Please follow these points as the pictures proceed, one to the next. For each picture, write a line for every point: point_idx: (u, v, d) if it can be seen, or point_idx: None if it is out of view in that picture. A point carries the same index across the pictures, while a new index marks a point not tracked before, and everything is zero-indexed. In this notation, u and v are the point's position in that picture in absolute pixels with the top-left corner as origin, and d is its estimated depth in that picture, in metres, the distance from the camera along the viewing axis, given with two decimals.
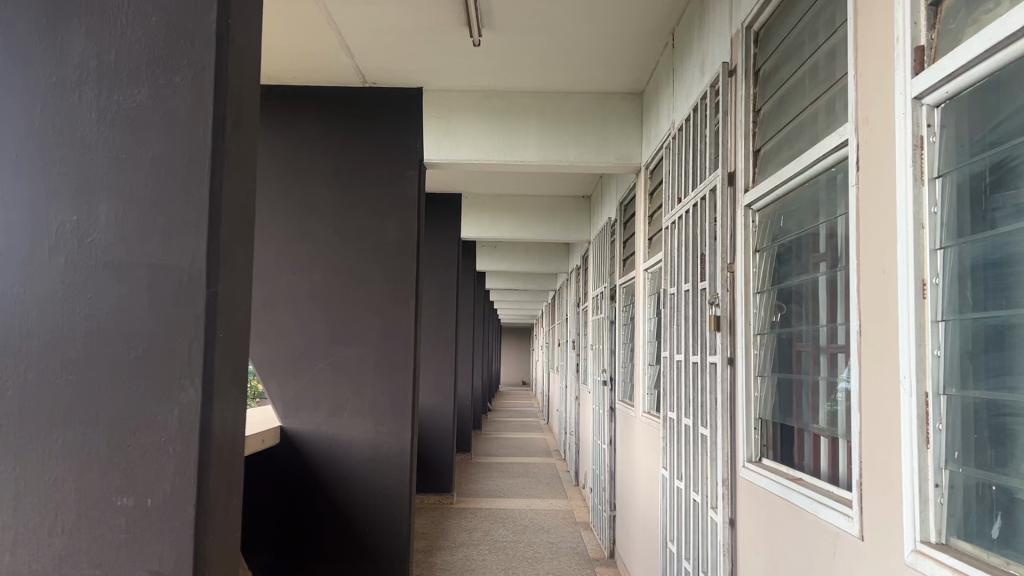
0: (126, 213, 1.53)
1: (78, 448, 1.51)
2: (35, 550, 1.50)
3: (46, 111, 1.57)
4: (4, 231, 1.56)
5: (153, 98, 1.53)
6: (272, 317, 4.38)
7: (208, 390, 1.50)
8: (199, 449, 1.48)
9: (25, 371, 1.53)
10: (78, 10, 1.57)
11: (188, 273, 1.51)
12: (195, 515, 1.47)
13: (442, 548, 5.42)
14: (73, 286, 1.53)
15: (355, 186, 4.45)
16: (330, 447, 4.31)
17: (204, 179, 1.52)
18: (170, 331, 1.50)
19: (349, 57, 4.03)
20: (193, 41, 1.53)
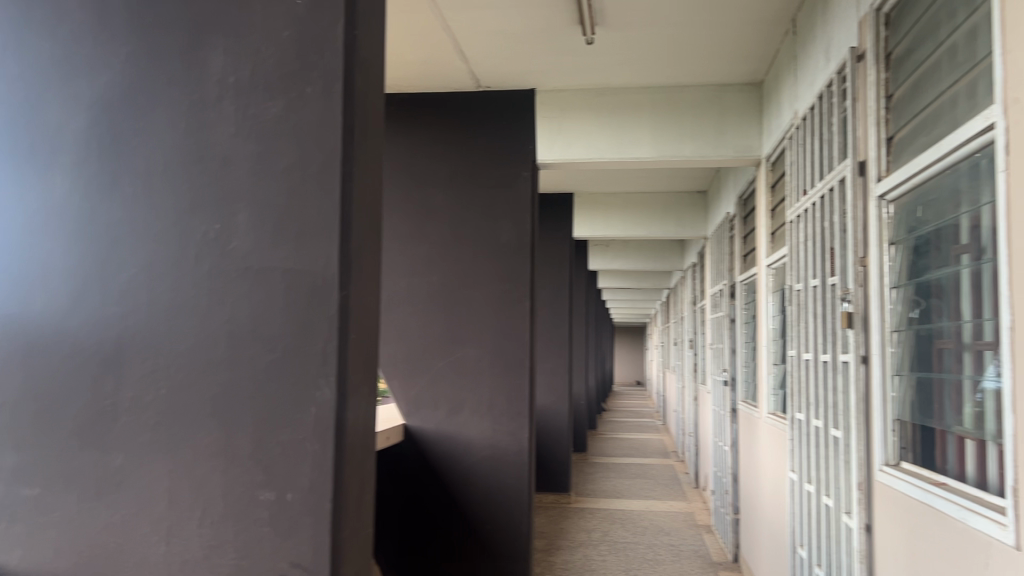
0: (264, 220, 1.59)
1: (224, 445, 1.58)
2: (186, 541, 1.59)
3: (190, 126, 1.64)
4: (151, 240, 1.64)
5: (286, 111, 1.59)
6: (393, 319, 4.49)
7: (342, 388, 1.55)
8: (335, 446, 1.53)
9: (174, 372, 1.61)
10: (214, 28, 1.64)
11: (322, 276, 1.56)
12: (332, 510, 1.52)
13: (562, 547, 5.43)
14: (215, 292, 1.60)
15: (470, 188, 4.49)
16: (450, 446, 4.38)
17: (335, 186, 1.56)
18: (304, 332, 1.56)
19: (463, 62, 4.09)
20: (323, 54, 1.58)
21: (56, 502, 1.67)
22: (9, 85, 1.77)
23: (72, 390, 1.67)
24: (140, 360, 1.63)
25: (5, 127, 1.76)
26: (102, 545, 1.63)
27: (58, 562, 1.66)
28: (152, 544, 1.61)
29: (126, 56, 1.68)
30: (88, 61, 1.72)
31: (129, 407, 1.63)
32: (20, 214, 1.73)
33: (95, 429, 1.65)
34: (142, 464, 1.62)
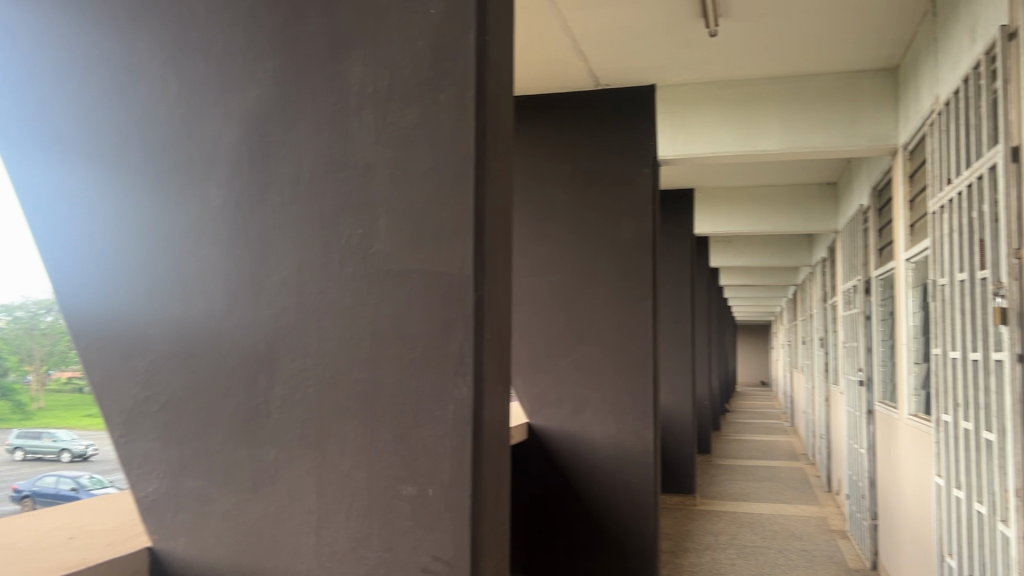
0: (403, 224, 1.65)
1: (369, 441, 1.64)
2: (335, 532, 1.66)
3: (332, 136, 1.71)
4: (299, 245, 1.72)
5: (423, 118, 1.64)
6: (519, 318, 4.53)
7: (479, 386, 1.58)
8: (473, 442, 1.57)
9: (321, 371, 1.69)
10: (352, 41, 1.69)
11: (457, 277, 1.60)
12: (472, 505, 1.56)
13: (689, 549, 5.34)
14: (358, 294, 1.67)
15: (590, 186, 4.48)
16: (575, 444, 4.39)
17: (470, 189, 1.60)
18: (442, 332, 1.60)
19: (583, 61, 4.08)
20: (456, 61, 1.62)
21: (215, 493, 1.78)
22: (161, 103, 1.85)
23: (229, 389, 1.77)
24: (291, 360, 1.71)
25: (157, 143, 1.85)
26: (258, 536, 1.73)
27: (219, 550, 1.77)
28: (303, 534, 1.69)
29: (274, 71, 1.75)
30: (235, 77, 1.79)
31: (281, 404, 1.72)
32: (177, 225, 1.83)
33: (250, 425, 1.75)
34: (294, 459, 1.70)
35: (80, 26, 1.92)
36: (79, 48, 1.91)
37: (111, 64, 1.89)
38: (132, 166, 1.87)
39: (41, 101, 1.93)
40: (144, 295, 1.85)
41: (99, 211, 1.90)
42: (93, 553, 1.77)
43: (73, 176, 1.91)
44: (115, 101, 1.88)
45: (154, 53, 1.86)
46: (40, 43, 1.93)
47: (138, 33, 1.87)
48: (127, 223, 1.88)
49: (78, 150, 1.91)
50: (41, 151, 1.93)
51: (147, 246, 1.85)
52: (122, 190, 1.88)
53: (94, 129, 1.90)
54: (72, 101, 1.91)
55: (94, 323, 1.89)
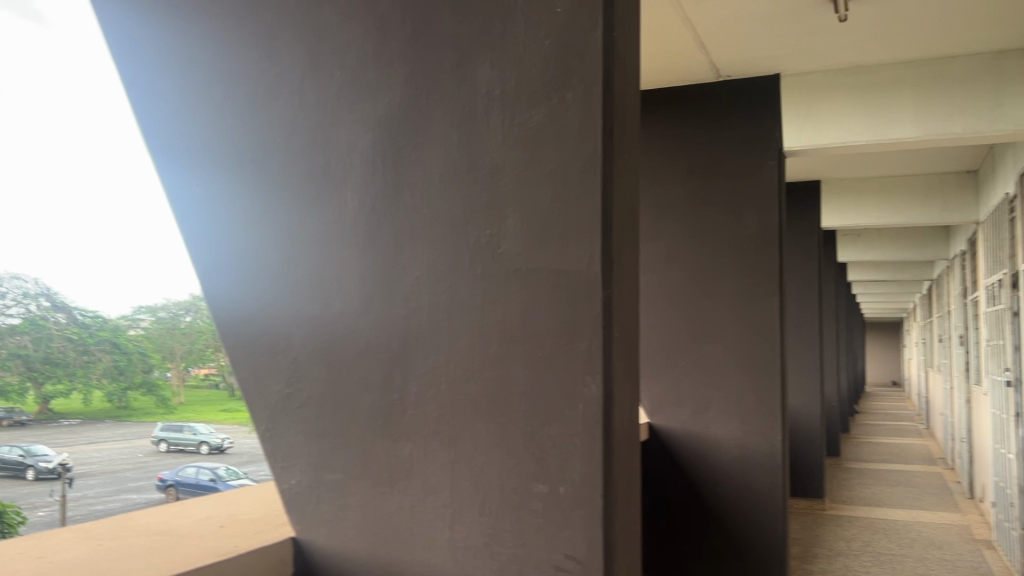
0: (531, 225, 1.65)
1: (500, 438, 1.66)
2: (468, 527, 1.69)
3: (461, 139, 1.73)
4: (431, 246, 1.76)
5: (549, 118, 1.64)
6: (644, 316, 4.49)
7: (609, 384, 1.58)
8: (603, 441, 1.56)
9: (453, 370, 1.72)
10: (479, 44, 1.71)
11: (585, 275, 1.59)
12: (603, 503, 1.55)
13: (820, 556, 5.15)
14: (489, 293, 1.69)
15: (711, 181, 4.37)
16: (699, 445, 4.30)
17: (597, 187, 1.59)
18: (571, 331, 1.60)
19: (703, 54, 4.00)
20: (582, 59, 1.61)
21: (354, 486, 1.85)
22: (297, 112, 1.92)
23: (366, 385, 1.83)
24: (424, 358, 1.76)
25: (293, 150, 1.92)
26: (394, 529, 1.78)
27: (358, 542, 1.84)
28: (437, 529, 1.73)
29: (405, 77, 1.80)
30: (368, 84, 1.84)
31: (416, 400, 1.76)
32: (315, 228, 1.91)
33: (386, 422, 1.80)
34: (428, 455, 1.74)
35: (219, 41, 2.00)
36: (218, 63, 2.00)
37: (248, 78, 1.97)
38: (271, 174, 1.95)
39: (185, 114, 2.04)
40: (285, 296, 1.94)
41: (243, 217, 1.99)
42: (241, 540, 1.87)
43: (217, 185, 2.01)
44: (253, 113, 1.97)
45: (288, 65, 1.92)
46: (183, 60, 2.03)
47: (272, 46, 1.94)
48: (268, 228, 1.96)
49: (221, 159, 2.01)
50: (188, 162, 2.05)
51: (287, 249, 1.94)
52: (262, 195, 1.96)
53: (235, 139, 1.99)
54: (213, 114, 2.01)
55: (240, 323, 1.99)
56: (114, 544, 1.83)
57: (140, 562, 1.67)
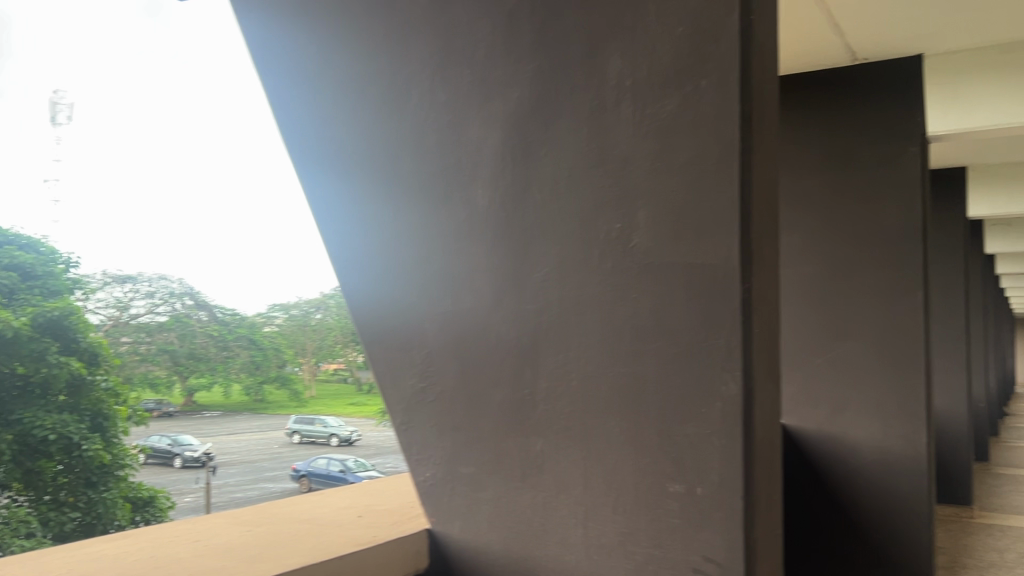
0: (663, 217, 1.58)
1: (634, 435, 1.62)
2: (602, 525, 1.66)
3: (590, 131, 1.68)
4: (561, 242, 1.72)
5: (684, 106, 1.55)
6: (784, 312, 4.29)
7: (749, 383, 1.48)
8: (743, 442, 1.48)
9: (584, 365, 1.69)
10: (610, 33, 1.65)
11: (722, 269, 1.50)
12: (743, 507, 1.48)
13: (970, 567, 4.83)
14: (620, 288, 1.63)
15: (848, 170, 4.17)
16: (835, 446, 4.12)
17: (734, 176, 1.48)
18: (707, 328, 1.52)
19: (840, 36, 3.80)
20: (719, 43, 1.50)
21: (488, 481, 1.86)
22: (428, 112, 1.94)
23: (498, 379, 1.84)
24: (555, 353, 1.73)
25: (425, 149, 1.95)
26: (527, 523, 1.78)
27: (491, 535, 1.85)
28: (571, 526, 1.71)
29: (534, 72, 1.77)
30: (498, 80, 1.82)
31: (547, 396, 1.75)
32: (446, 225, 1.92)
33: (518, 417, 1.80)
34: (561, 451, 1.73)
35: (353, 43, 2.05)
36: (353, 67, 2.05)
37: (380, 80, 2.00)
38: (404, 173, 1.99)
39: (322, 118, 2.11)
40: (418, 292, 1.97)
41: (378, 214, 2.04)
42: (376, 531, 1.91)
43: (352, 185, 2.07)
44: (386, 114, 2.00)
45: (419, 65, 1.94)
46: (320, 66, 2.10)
47: (403, 47, 1.97)
48: (401, 226, 2.00)
49: (355, 161, 2.07)
50: (326, 163, 2.12)
51: (419, 246, 1.97)
52: (396, 193, 2.00)
53: (369, 140, 2.04)
54: (348, 117, 2.06)
55: (376, 318, 2.05)
56: (261, 529, 1.91)
57: (285, 547, 1.74)
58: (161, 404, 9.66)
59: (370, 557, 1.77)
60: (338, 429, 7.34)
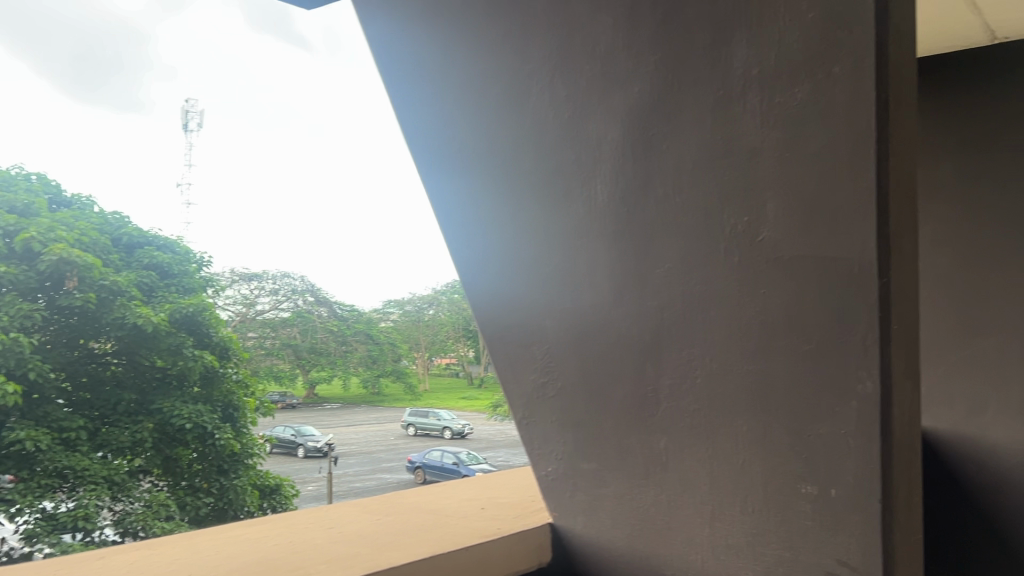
0: (794, 209, 1.48)
1: (764, 435, 1.56)
2: (730, 526, 1.63)
3: (715, 124, 1.60)
4: (684, 236, 1.67)
5: (816, 96, 1.43)
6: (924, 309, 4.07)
7: (889, 383, 1.35)
8: (881, 445, 1.37)
9: (709, 362, 1.64)
10: (737, 21, 1.55)
11: (857, 262, 1.37)
12: (882, 511, 1.37)
13: None
14: (748, 283, 1.56)
15: (986, 157, 3.94)
16: (972, 450, 3.91)
17: (870, 166, 1.34)
18: (842, 326, 1.40)
19: (978, 16, 3.58)
20: (852, 28, 1.36)
21: (611, 477, 1.86)
22: (546, 110, 1.93)
23: (620, 376, 1.82)
24: (680, 350, 1.69)
25: (545, 147, 1.94)
26: (650, 521, 1.78)
27: (615, 532, 1.87)
28: (697, 525, 1.69)
29: (656, 64, 1.70)
30: (620, 74, 1.78)
31: (671, 393, 1.72)
32: (565, 223, 1.92)
33: (642, 414, 1.78)
34: (687, 451, 1.70)
35: (472, 45, 2.07)
36: (472, 69, 2.09)
37: (498, 80, 2.02)
38: (522, 174, 2.00)
39: (445, 120, 2.16)
40: (538, 289, 1.98)
41: (498, 213, 2.07)
42: (499, 524, 1.94)
43: (473, 186, 2.11)
44: (504, 115, 2.02)
45: (537, 64, 1.94)
46: (441, 71, 2.15)
47: (520, 47, 1.97)
48: (521, 225, 2.02)
49: (476, 162, 2.10)
50: (450, 164, 2.17)
51: (538, 244, 1.98)
52: (516, 191, 2.02)
53: (488, 141, 2.07)
54: (469, 120, 2.10)
55: (500, 316, 2.08)
56: (391, 518, 1.97)
57: (412, 537, 1.78)
58: (286, 395, 10.70)
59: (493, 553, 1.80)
60: (448, 423, 10.43)
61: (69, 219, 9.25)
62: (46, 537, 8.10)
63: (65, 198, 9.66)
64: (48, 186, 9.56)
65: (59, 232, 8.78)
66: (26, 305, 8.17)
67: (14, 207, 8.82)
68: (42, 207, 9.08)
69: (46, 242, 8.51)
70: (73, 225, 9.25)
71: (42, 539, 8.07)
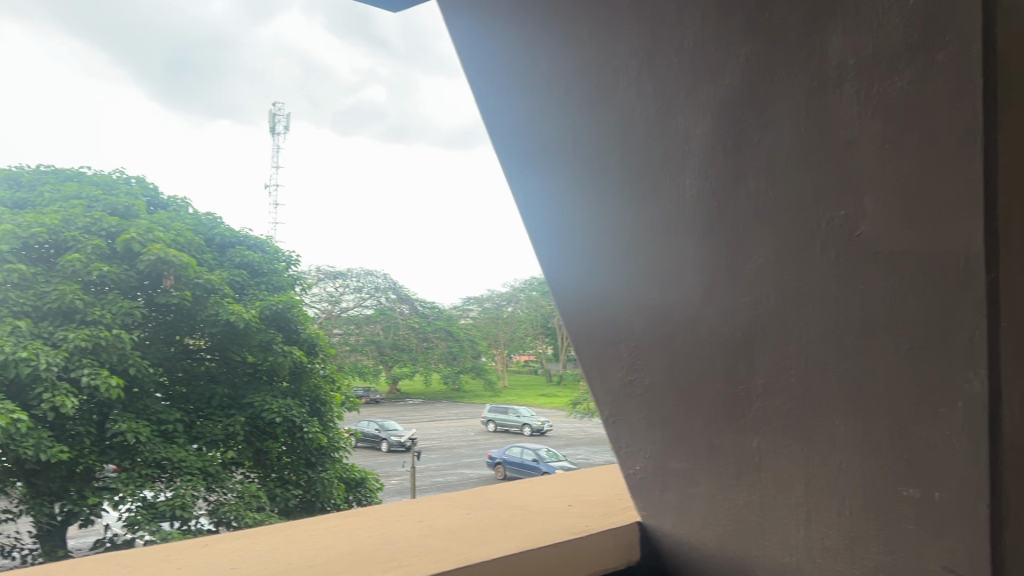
0: (893, 202, 1.38)
1: (862, 436, 1.50)
2: (823, 529, 1.62)
3: (809, 114, 1.52)
4: (777, 231, 1.61)
5: (918, 83, 1.31)
6: None
7: (997, 383, 1.27)
8: (989, 448, 1.28)
9: (803, 360, 1.59)
10: (832, 9, 1.45)
11: (962, 257, 1.28)
12: (990, 516, 1.31)
13: None
14: (844, 278, 1.49)
15: None
16: None
17: (977, 157, 1.23)
18: (946, 323, 1.32)
19: None
20: (955, 10, 1.24)
21: (701, 477, 1.87)
22: (632, 105, 1.89)
23: (708, 375, 1.79)
24: (773, 347, 1.64)
25: (630, 143, 1.91)
26: (744, 522, 1.80)
27: (705, 533, 1.92)
28: (791, 528, 1.69)
29: (747, 57, 1.63)
30: (709, 67, 1.71)
31: (764, 393, 1.68)
32: (653, 220, 1.89)
33: (734, 413, 1.75)
34: (781, 450, 1.66)
35: (552, 42, 2.04)
36: (556, 65, 2.06)
37: (583, 76, 1.99)
38: (608, 170, 1.97)
39: (530, 120, 2.16)
40: (624, 285, 1.96)
41: (584, 211, 2.05)
42: (591, 521, 1.94)
43: (560, 182, 2.10)
44: (589, 112, 2.00)
45: (622, 58, 1.88)
46: (527, 67, 2.13)
47: (604, 41, 1.92)
48: (607, 221, 2.00)
49: (563, 159, 2.09)
50: (536, 163, 2.18)
51: (626, 240, 1.95)
52: (602, 188, 2.00)
53: (575, 137, 2.05)
54: (555, 116, 2.08)
55: (585, 312, 2.07)
56: (479, 513, 1.99)
57: (507, 533, 1.81)
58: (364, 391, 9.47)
59: (592, 560, 1.83)
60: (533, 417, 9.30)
61: (166, 220, 9.71)
62: (147, 524, 8.45)
63: (162, 201, 10.25)
64: (147, 188, 10.04)
65: (157, 233, 9.17)
66: (127, 303, 8.55)
67: (115, 208, 9.31)
68: (141, 209, 9.53)
69: (146, 242, 8.88)
70: (170, 227, 9.72)
71: (143, 527, 8.42)
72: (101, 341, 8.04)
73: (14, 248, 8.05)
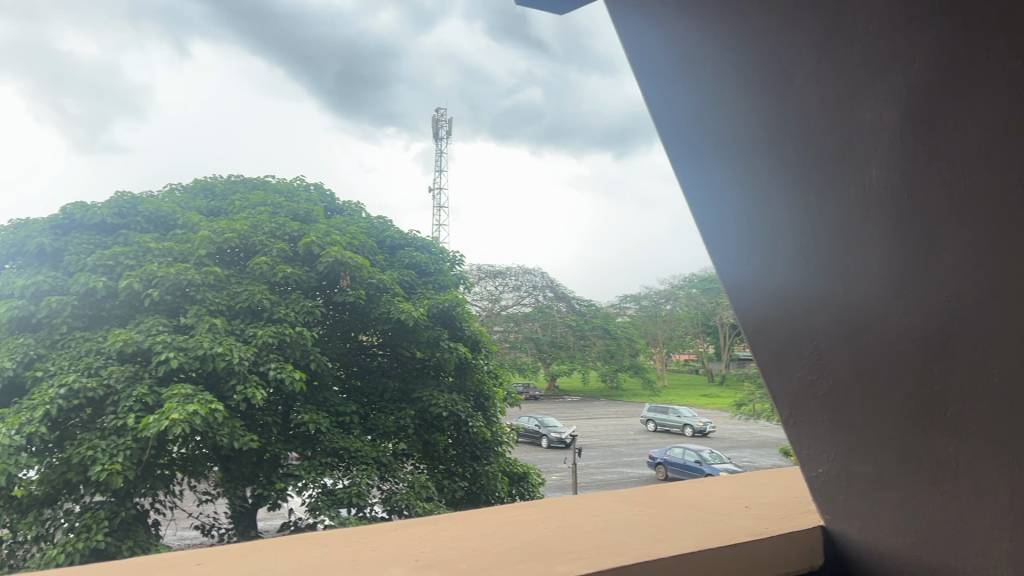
0: None
1: None
2: None
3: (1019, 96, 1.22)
4: (978, 227, 1.35)
5: None
6: None
7: None
8: None
9: (1010, 364, 1.40)
10: None
11: None
12: None
13: None
14: None
15: None
16: None
17: None
18: None
19: None
20: None
21: (889, 482, 1.78)
22: (797, 95, 1.59)
23: (898, 378, 1.61)
24: (975, 350, 1.44)
25: (796, 127, 1.61)
26: (939, 528, 1.73)
27: (896, 538, 1.86)
28: (994, 537, 1.61)
29: (942, 39, 1.31)
30: (894, 45, 1.39)
31: (963, 398, 1.50)
32: (826, 220, 1.62)
33: (929, 417, 1.59)
34: (985, 455, 1.52)
35: (700, 16, 1.72)
36: (704, 46, 1.76)
37: (735, 60, 1.68)
38: (769, 166, 1.70)
39: (674, 104, 1.86)
40: (796, 283, 1.72)
41: (744, 202, 1.79)
42: (771, 523, 1.91)
43: (709, 178, 1.84)
44: (744, 101, 1.70)
45: (795, 45, 1.55)
46: (669, 42, 1.82)
47: (760, 13, 1.59)
48: (771, 215, 1.74)
49: (714, 152, 1.82)
50: (684, 152, 1.89)
51: (793, 241, 1.70)
52: (763, 175, 1.72)
53: (727, 127, 1.77)
54: (702, 105, 1.80)
55: (752, 309, 1.86)
56: (655, 510, 2.00)
57: (692, 528, 1.82)
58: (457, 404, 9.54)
59: (790, 548, 1.82)
60: None
61: (342, 225, 10.32)
62: (327, 510, 8.50)
63: (339, 206, 11.21)
64: (324, 196, 11.09)
65: (335, 237, 9.72)
66: (307, 302, 9.03)
67: (297, 214, 10.18)
68: (320, 214, 10.29)
69: (324, 246, 9.43)
70: (346, 231, 10.31)
71: (323, 512, 8.47)
72: (286, 338, 8.41)
73: (210, 252, 8.87)
